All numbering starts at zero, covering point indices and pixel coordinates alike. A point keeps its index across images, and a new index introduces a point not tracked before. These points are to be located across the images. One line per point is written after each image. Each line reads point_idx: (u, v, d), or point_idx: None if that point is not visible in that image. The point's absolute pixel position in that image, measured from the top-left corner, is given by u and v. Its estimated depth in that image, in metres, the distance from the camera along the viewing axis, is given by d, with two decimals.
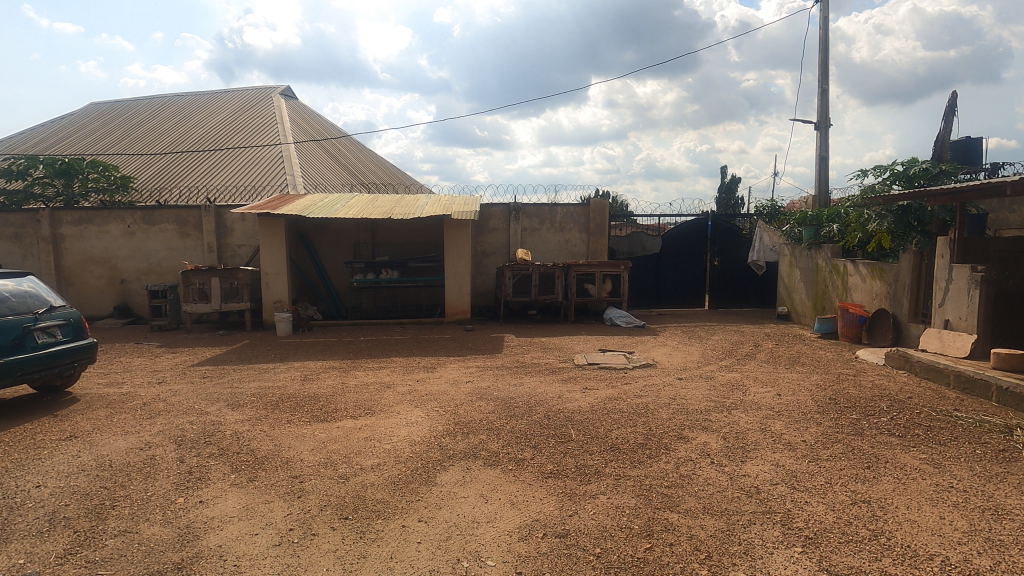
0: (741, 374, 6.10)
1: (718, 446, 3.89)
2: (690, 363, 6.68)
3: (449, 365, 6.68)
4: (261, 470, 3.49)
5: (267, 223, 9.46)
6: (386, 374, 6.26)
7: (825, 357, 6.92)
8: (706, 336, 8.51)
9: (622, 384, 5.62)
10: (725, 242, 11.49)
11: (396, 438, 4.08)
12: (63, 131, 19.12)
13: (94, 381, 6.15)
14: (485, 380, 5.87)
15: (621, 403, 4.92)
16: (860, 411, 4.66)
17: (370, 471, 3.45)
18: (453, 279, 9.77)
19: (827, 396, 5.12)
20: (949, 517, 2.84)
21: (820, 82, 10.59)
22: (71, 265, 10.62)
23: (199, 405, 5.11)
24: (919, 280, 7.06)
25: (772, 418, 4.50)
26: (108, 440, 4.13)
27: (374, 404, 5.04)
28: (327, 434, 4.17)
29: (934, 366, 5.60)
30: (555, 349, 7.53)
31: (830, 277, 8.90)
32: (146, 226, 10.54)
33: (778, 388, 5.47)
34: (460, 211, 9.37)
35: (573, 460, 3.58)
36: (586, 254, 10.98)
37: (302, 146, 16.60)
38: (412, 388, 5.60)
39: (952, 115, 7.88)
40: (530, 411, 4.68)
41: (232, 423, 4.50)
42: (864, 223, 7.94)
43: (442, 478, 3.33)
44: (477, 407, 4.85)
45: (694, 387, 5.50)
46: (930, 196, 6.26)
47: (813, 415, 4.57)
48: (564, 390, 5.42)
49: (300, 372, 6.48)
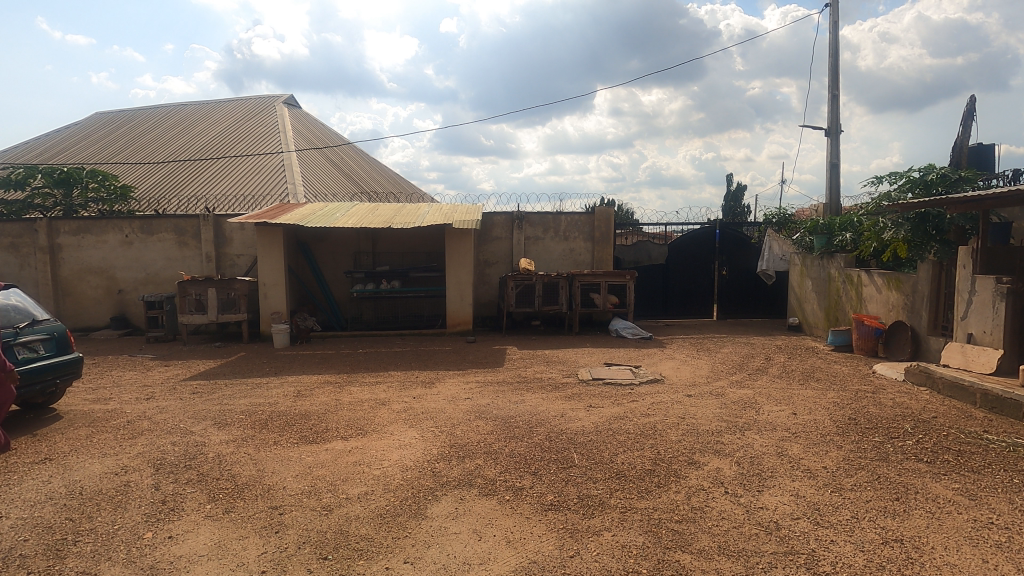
0: (753, 391, 5.80)
1: (732, 473, 3.62)
2: (699, 378, 6.39)
3: (448, 380, 6.42)
4: (239, 500, 3.25)
5: (266, 232, 9.28)
6: (382, 390, 6.01)
7: (841, 373, 6.61)
8: (715, 349, 8.21)
9: (629, 402, 5.35)
10: (734, 252, 11.21)
11: (387, 462, 3.82)
12: (67, 141, 19.07)
13: (80, 397, 5.94)
14: (484, 397, 5.60)
15: (627, 423, 4.63)
16: (883, 433, 4.36)
17: (357, 501, 3.20)
18: (454, 289, 9.53)
19: (846, 416, 4.83)
20: (993, 561, 2.56)
21: (831, 88, 10.36)
22: (68, 275, 10.47)
23: (185, 424, 4.87)
24: (938, 290, 6.81)
25: (789, 440, 4.22)
26: (83, 464, 3.91)
27: (368, 424, 4.78)
28: (315, 457, 3.93)
29: (958, 384, 5.31)
30: (559, 363, 7.26)
31: (843, 287, 8.61)
32: (144, 235, 10.39)
33: (793, 407, 5.17)
34: (462, 220, 9.16)
35: (575, 489, 3.32)
36: (590, 263, 10.73)
37: (304, 155, 16.47)
38: (408, 406, 5.35)
39: (971, 120, 7.59)
40: (530, 432, 4.42)
41: (217, 445, 4.27)
42: (880, 232, 7.62)
43: (433, 511, 3.07)
44: (474, 427, 4.58)
45: (703, 406, 5.21)
46: (950, 204, 6.02)
47: (832, 437, 4.29)
48: (567, 408, 5.15)
49: (294, 388, 6.23)
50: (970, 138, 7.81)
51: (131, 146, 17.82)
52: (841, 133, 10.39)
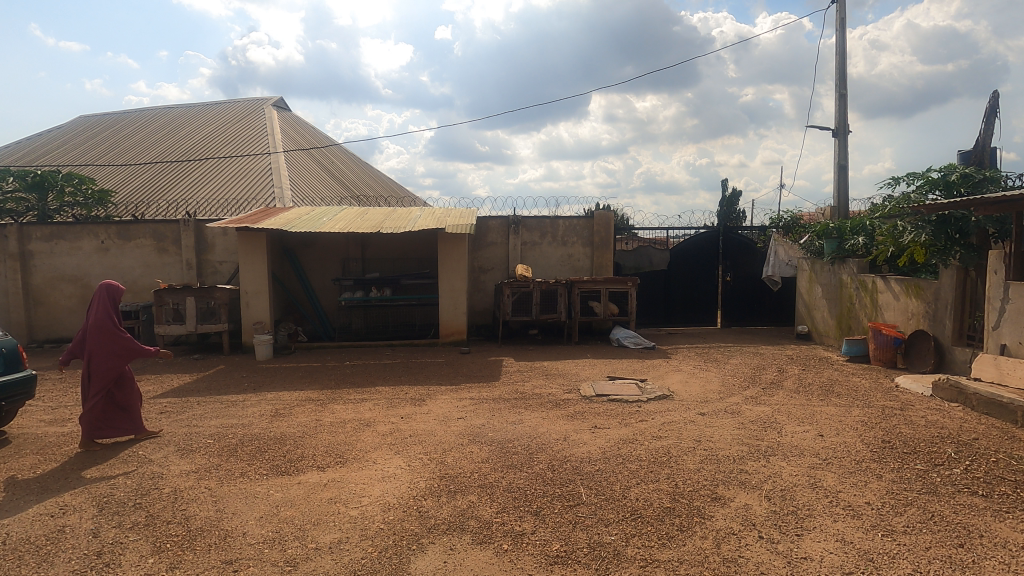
0: (771, 408, 5.33)
1: (764, 511, 3.13)
2: (711, 394, 5.90)
3: (440, 397, 5.91)
4: (189, 551, 2.76)
5: (248, 237, 8.78)
6: (367, 410, 5.49)
7: (862, 386, 6.16)
8: (723, 360, 7.76)
9: (637, 422, 4.88)
10: (738, 257, 10.79)
11: (367, 499, 3.33)
12: (47, 145, 18.41)
13: (36, 418, 5.41)
14: (479, 416, 5.10)
15: (638, 448, 4.16)
16: (925, 459, 3.89)
17: (328, 553, 2.72)
18: (448, 298, 9.06)
19: (879, 438, 4.36)
20: None
21: (838, 87, 9.98)
22: (40, 284, 9.93)
23: (144, 452, 4.36)
24: (963, 298, 6.40)
25: (821, 468, 3.76)
26: (15, 504, 3.39)
27: (348, 451, 4.27)
28: (285, 493, 3.44)
29: (995, 400, 4.88)
30: (559, 377, 6.79)
31: (856, 295, 8.19)
32: (121, 241, 9.88)
33: (817, 427, 4.71)
34: (456, 224, 8.71)
35: (584, 535, 2.84)
36: (590, 269, 10.28)
37: (292, 157, 15.98)
38: (395, 428, 4.84)
39: (994, 116, 7.19)
40: (530, 460, 3.94)
41: (176, 477, 3.78)
42: (898, 235, 7.17)
43: (417, 565, 2.59)
44: (467, 453, 4.10)
45: (719, 426, 4.72)
46: (980, 206, 5.61)
47: (868, 464, 3.82)
48: (570, 430, 4.66)
49: (271, 406, 5.71)
50: (991, 137, 7.39)
51: (115, 149, 17.24)
52: (848, 134, 9.99)
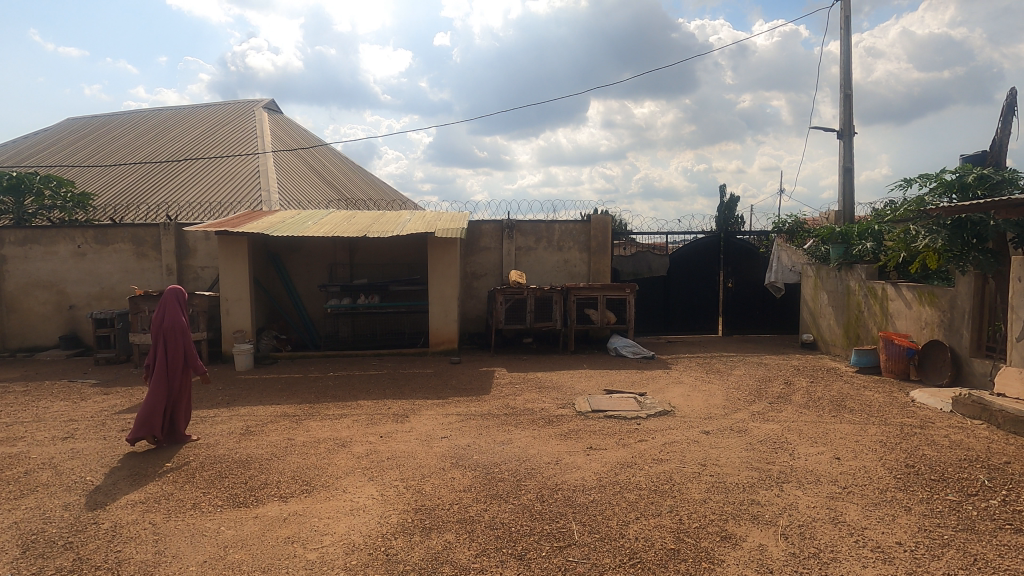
0: (781, 426, 4.93)
1: (782, 554, 2.73)
2: (715, 409, 5.49)
3: (424, 413, 5.50)
4: None
5: (228, 241, 8.37)
6: (344, 427, 5.08)
7: (876, 401, 5.76)
8: (726, 371, 7.36)
9: (636, 442, 4.48)
10: (740, 262, 10.42)
11: (330, 537, 2.93)
12: (35, 147, 18.04)
13: None
14: (465, 436, 4.70)
15: (638, 474, 3.76)
16: (956, 487, 3.50)
17: None
18: (437, 305, 8.65)
19: (902, 462, 3.96)
20: None
21: (843, 87, 9.66)
22: (13, 291, 9.52)
23: (92, 478, 3.94)
24: (982, 306, 6.03)
25: (842, 500, 3.36)
26: None
27: (317, 476, 3.86)
28: (239, 530, 3.03)
29: None
30: (552, 390, 6.38)
31: (865, 302, 7.81)
32: (99, 246, 9.48)
33: (833, 448, 4.32)
34: (447, 229, 8.32)
35: None
36: (587, 275, 9.90)
37: (282, 160, 15.61)
38: (372, 449, 4.43)
39: (1011, 115, 6.88)
40: (517, 488, 3.54)
41: (120, 509, 3.37)
42: (910, 240, 6.75)
43: None
44: (447, 480, 3.69)
45: (726, 447, 4.33)
46: (1001, 208, 5.24)
47: (894, 494, 3.43)
48: (563, 452, 4.26)
49: (243, 423, 5.30)
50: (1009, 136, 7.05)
51: (103, 151, 16.85)
52: (854, 135, 9.65)
